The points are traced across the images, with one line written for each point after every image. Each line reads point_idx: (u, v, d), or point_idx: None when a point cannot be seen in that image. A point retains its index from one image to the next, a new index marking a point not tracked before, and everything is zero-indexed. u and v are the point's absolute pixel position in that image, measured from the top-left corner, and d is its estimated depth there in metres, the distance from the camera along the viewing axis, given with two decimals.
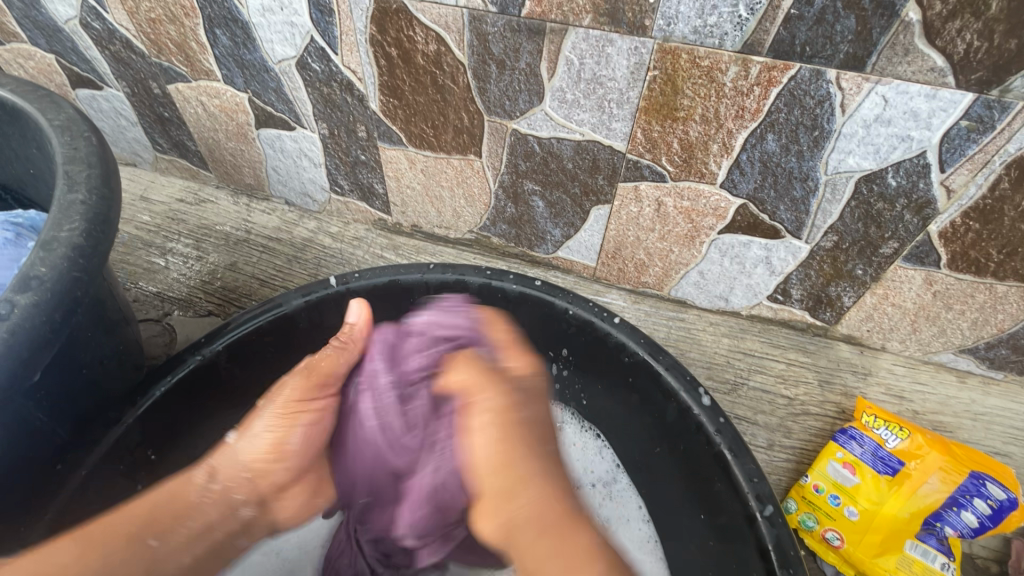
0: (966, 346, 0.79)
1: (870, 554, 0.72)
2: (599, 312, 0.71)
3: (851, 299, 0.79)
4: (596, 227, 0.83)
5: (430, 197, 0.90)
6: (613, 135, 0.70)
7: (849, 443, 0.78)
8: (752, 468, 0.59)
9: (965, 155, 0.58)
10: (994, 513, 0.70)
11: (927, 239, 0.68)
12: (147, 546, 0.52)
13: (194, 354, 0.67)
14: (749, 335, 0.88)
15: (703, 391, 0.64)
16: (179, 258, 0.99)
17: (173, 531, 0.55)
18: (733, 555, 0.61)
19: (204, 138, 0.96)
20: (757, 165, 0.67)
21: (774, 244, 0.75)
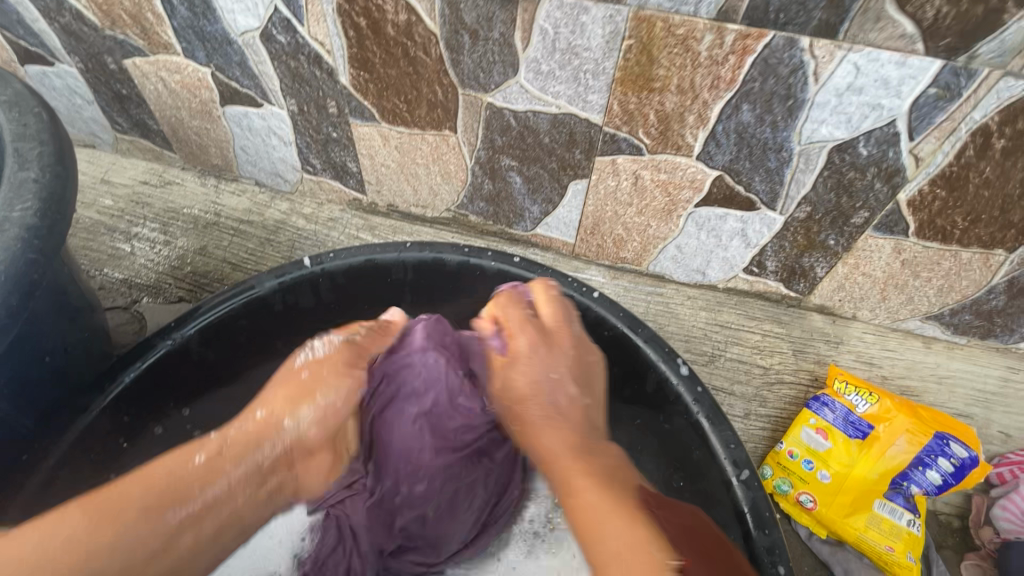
0: (932, 313, 0.81)
1: (841, 514, 0.75)
2: (577, 288, 0.70)
3: (824, 270, 0.80)
4: (574, 202, 0.83)
5: (405, 176, 0.88)
6: (589, 107, 0.69)
7: (822, 409, 0.79)
8: (729, 434, 0.60)
9: (933, 123, 0.59)
10: (957, 470, 0.74)
11: (896, 208, 0.69)
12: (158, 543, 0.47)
13: (164, 339, 0.65)
14: (726, 308, 0.89)
15: (680, 361, 0.65)
16: (145, 243, 0.96)
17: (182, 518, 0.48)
18: (711, 519, 0.62)
19: (166, 117, 0.92)
20: (732, 136, 0.67)
21: (749, 215, 0.76)
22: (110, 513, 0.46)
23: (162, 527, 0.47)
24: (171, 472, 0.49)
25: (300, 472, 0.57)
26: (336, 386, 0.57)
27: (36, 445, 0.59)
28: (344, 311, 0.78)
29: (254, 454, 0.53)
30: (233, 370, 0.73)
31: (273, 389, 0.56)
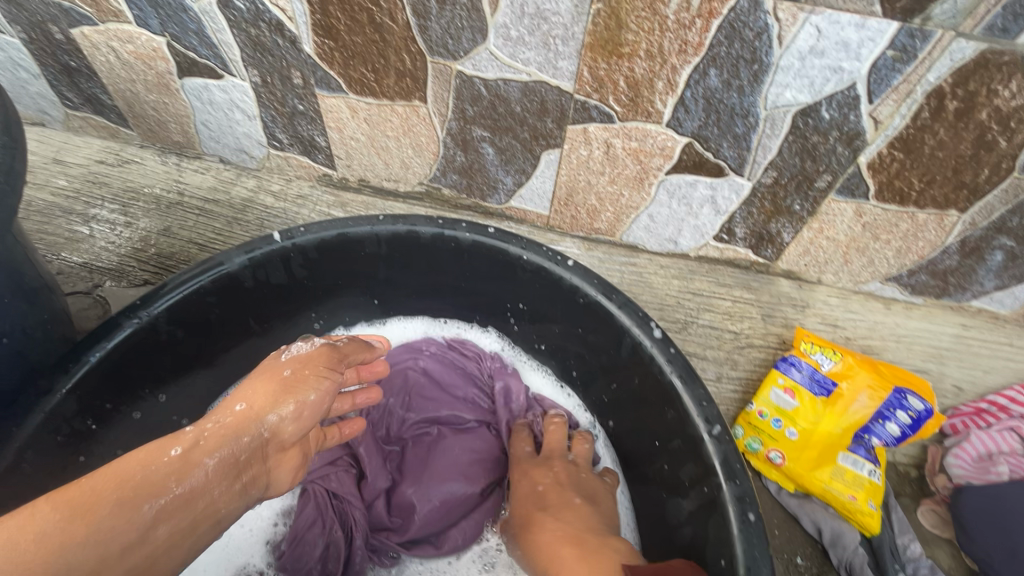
0: (891, 274, 0.85)
1: (808, 468, 0.79)
2: (552, 257, 0.71)
3: (790, 235, 0.83)
4: (547, 173, 0.83)
5: (376, 149, 0.86)
6: (559, 75, 0.69)
7: (789, 369, 0.82)
8: (702, 392, 0.61)
9: (891, 86, 0.61)
10: (914, 421, 0.78)
11: (857, 171, 0.71)
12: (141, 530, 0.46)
13: (129, 317, 0.62)
14: (698, 275, 0.91)
15: (654, 325, 0.66)
16: (105, 225, 0.92)
17: (166, 507, 0.48)
18: (684, 476, 0.63)
19: (121, 91, 0.88)
20: (700, 102, 0.68)
21: (718, 182, 0.77)
22: (85, 510, 0.44)
23: (140, 519, 0.46)
24: (145, 470, 0.48)
25: (272, 465, 0.59)
26: (317, 383, 0.63)
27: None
28: (317, 286, 0.77)
29: (234, 444, 0.55)
30: (203, 348, 0.72)
31: (255, 387, 0.60)
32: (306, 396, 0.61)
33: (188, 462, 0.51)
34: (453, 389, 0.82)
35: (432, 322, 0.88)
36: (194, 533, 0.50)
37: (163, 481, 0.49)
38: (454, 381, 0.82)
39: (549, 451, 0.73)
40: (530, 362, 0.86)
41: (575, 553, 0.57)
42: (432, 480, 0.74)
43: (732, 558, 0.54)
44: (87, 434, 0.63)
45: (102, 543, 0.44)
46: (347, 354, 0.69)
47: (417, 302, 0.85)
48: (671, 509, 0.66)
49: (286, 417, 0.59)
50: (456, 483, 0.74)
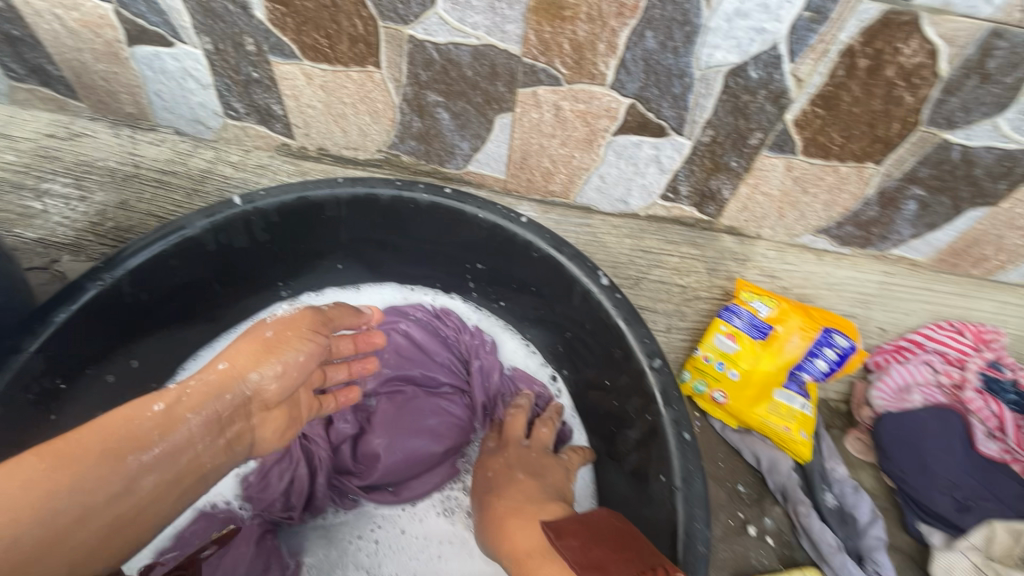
0: (821, 226, 0.92)
1: (747, 404, 0.86)
2: (506, 214, 0.75)
3: (729, 192, 0.89)
4: (501, 136, 0.86)
5: (333, 116, 0.88)
6: (507, 38, 0.72)
7: (731, 317, 0.88)
8: (644, 331, 0.67)
9: (808, 45, 0.67)
10: (840, 357, 0.85)
11: (785, 127, 0.77)
12: (133, 480, 0.56)
13: (93, 280, 0.64)
14: (648, 234, 0.96)
15: (601, 273, 0.71)
16: (59, 200, 0.92)
17: (152, 460, 0.58)
18: (630, 407, 0.69)
19: (68, 61, 0.87)
20: (640, 63, 0.72)
21: (661, 142, 0.82)
22: (74, 458, 0.53)
23: (127, 469, 0.56)
24: (128, 425, 0.57)
25: (256, 421, 0.68)
26: (300, 345, 0.69)
27: None
28: (280, 250, 0.79)
29: (213, 403, 0.63)
30: (169, 311, 0.74)
31: (243, 350, 0.67)
32: (290, 360, 0.68)
33: (171, 416, 0.60)
34: (433, 355, 0.87)
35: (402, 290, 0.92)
36: (179, 484, 0.60)
37: (148, 435, 0.58)
38: (434, 346, 0.87)
39: (507, 436, 0.78)
40: (507, 331, 0.90)
41: (528, 518, 0.64)
42: (402, 434, 0.80)
43: (670, 472, 0.60)
44: (58, 392, 0.65)
45: (93, 488, 0.53)
46: (334, 319, 0.75)
47: (384, 268, 0.88)
48: (621, 440, 0.72)
49: (268, 382, 0.67)
50: (422, 440, 0.80)
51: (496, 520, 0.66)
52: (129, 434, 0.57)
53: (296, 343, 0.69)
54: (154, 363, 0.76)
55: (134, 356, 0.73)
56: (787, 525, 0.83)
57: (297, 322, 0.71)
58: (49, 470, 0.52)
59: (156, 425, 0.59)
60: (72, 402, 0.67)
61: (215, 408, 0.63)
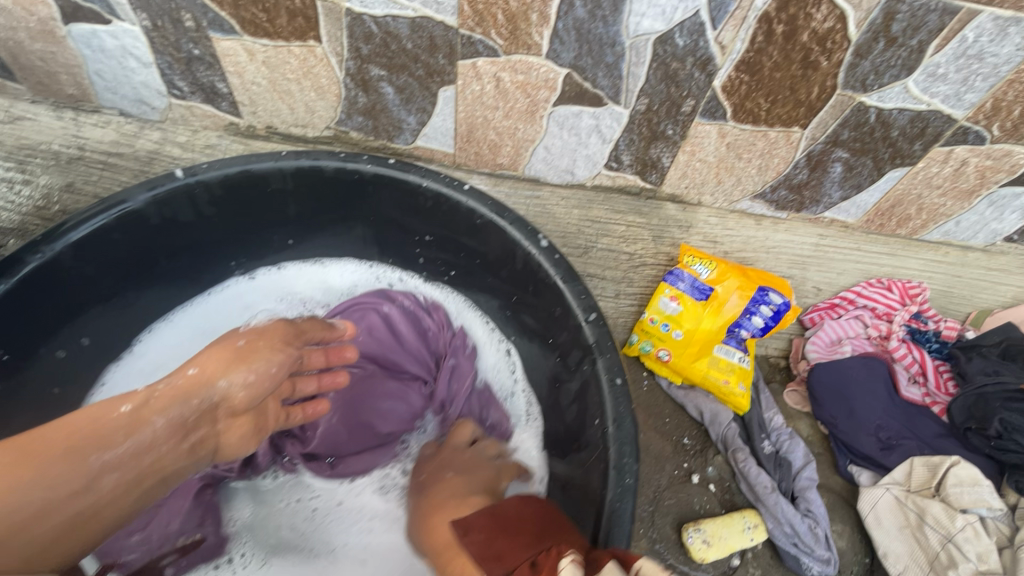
0: (757, 192, 0.96)
1: (690, 360, 0.91)
2: (449, 183, 0.77)
3: (669, 160, 0.92)
4: (446, 110, 0.88)
5: (279, 93, 0.89)
6: (443, 10, 0.74)
7: (674, 280, 0.92)
8: (581, 288, 0.71)
9: (728, 12, 0.71)
10: (775, 314, 0.90)
11: (714, 94, 0.81)
12: (89, 484, 0.56)
13: (32, 253, 0.64)
14: (596, 204, 0.99)
15: (541, 236, 0.74)
16: (2, 184, 0.93)
17: (113, 462, 0.57)
18: (569, 361, 0.72)
19: (3, 41, 0.85)
20: (572, 32, 0.75)
21: (600, 111, 0.85)
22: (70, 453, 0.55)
23: (88, 468, 0.55)
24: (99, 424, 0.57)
25: (222, 429, 0.64)
26: (271, 355, 0.66)
27: None
28: (227, 225, 0.80)
29: (181, 406, 0.60)
30: (115, 284, 0.75)
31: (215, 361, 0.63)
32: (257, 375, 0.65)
33: (136, 418, 0.58)
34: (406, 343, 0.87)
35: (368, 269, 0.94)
36: (140, 484, 0.59)
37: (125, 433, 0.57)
38: (411, 335, 0.87)
39: (449, 441, 0.79)
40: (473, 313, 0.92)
41: (448, 512, 0.63)
42: (359, 417, 0.82)
43: (603, 416, 0.64)
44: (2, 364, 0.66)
45: (51, 487, 0.53)
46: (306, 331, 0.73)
47: (337, 243, 0.90)
48: (562, 391, 0.76)
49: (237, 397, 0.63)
50: (376, 425, 0.83)
51: (425, 514, 0.66)
52: (89, 435, 0.56)
53: (268, 353, 0.66)
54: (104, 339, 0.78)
55: (84, 333, 0.75)
56: (728, 472, 0.90)
57: (270, 334, 0.68)
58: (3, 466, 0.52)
59: (118, 427, 0.57)
60: (18, 373, 0.68)
61: (181, 413, 0.60)
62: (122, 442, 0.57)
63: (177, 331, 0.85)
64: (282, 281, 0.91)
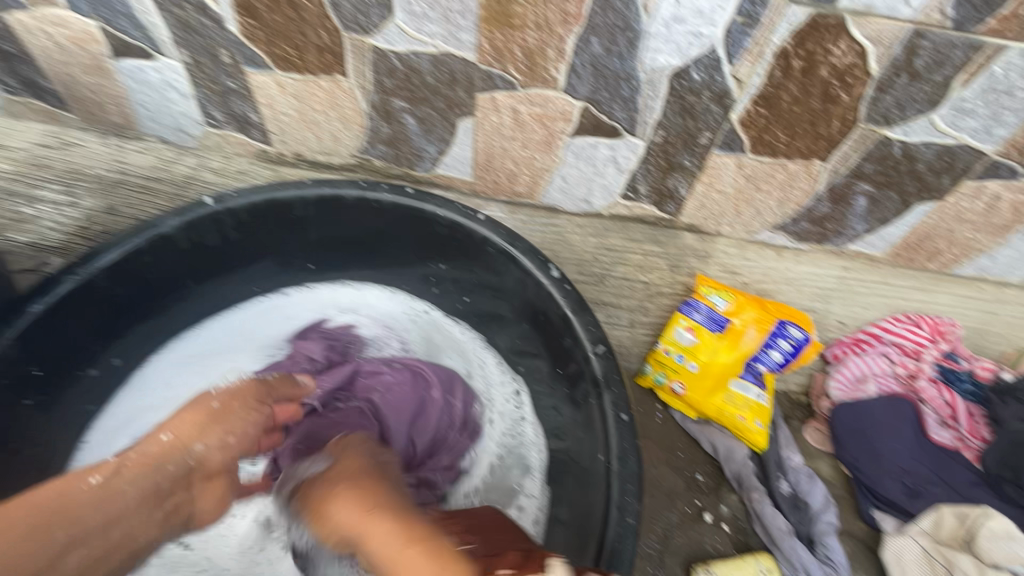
0: (778, 223, 0.94)
1: (704, 394, 0.90)
2: (464, 212, 0.78)
3: (686, 190, 0.92)
4: (465, 140, 0.90)
5: (307, 123, 0.92)
6: (463, 46, 0.76)
7: (690, 311, 0.91)
8: (591, 319, 0.71)
9: (745, 48, 0.71)
10: (794, 348, 0.88)
11: (731, 127, 0.81)
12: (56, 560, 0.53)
13: (69, 274, 0.68)
14: (612, 233, 0.99)
15: (552, 266, 0.74)
16: (50, 207, 0.99)
17: (84, 536, 0.56)
18: (577, 392, 0.72)
19: (59, 74, 0.92)
20: (589, 67, 0.76)
21: (616, 143, 0.86)
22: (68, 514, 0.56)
23: (53, 545, 0.54)
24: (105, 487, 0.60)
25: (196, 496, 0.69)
26: (245, 416, 0.72)
27: None
28: (251, 249, 0.82)
29: (157, 473, 0.64)
30: (144, 304, 0.78)
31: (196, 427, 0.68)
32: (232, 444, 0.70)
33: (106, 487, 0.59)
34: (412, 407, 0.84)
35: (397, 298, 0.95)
36: (107, 557, 0.58)
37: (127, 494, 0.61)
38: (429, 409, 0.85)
39: None
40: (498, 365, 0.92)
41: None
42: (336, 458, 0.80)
43: (608, 451, 0.63)
44: (35, 379, 0.68)
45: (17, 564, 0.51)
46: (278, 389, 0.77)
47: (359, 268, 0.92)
48: (569, 420, 0.75)
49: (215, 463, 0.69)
50: None
51: None
52: (60, 509, 0.56)
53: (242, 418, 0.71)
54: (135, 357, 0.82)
55: (115, 355, 0.78)
56: (741, 512, 0.88)
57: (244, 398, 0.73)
58: None
59: (88, 497, 0.58)
60: (51, 388, 0.71)
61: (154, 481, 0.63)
62: (93, 515, 0.57)
63: (211, 335, 0.88)
64: (322, 295, 0.93)
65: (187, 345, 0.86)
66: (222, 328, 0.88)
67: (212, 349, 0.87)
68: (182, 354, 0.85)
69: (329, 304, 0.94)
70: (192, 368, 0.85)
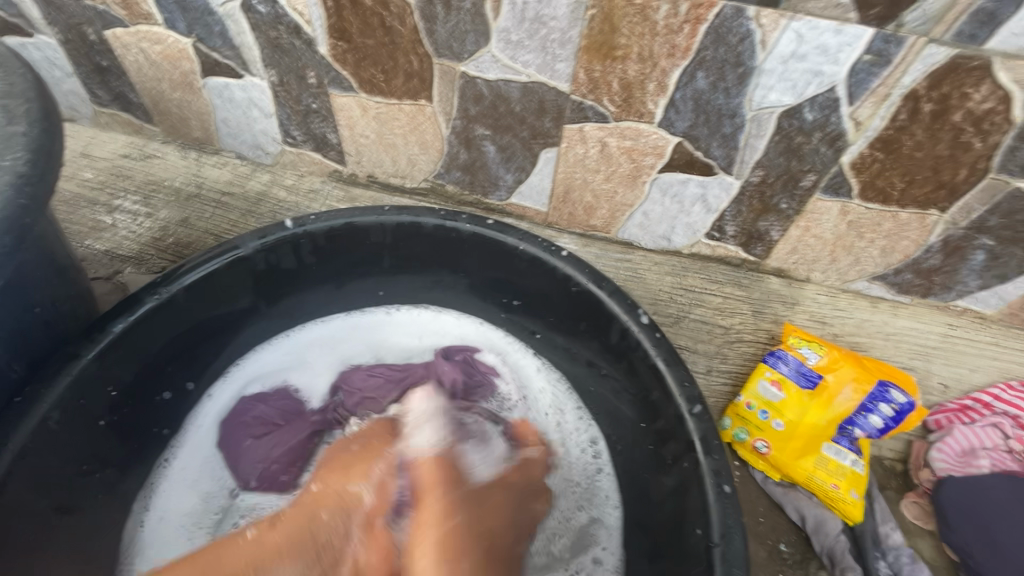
0: (878, 273, 0.88)
1: (793, 457, 0.81)
2: (547, 247, 0.74)
3: (778, 233, 0.86)
4: (545, 170, 0.87)
5: (384, 146, 0.91)
6: (557, 76, 0.73)
7: (777, 363, 0.85)
8: (684, 374, 0.64)
9: (869, 89, 0.65)
10: (896, 414, 0.80)
11: (841, 170, 0.74)
12: None
13: (151, 294, 0.65)
14: (690, 272, 0.95)
15: (641, 312, 0.69)
16: (127, 215, 0.97)
17: None
18: (666, 452, 0.65)
19: (148, 89, 0.94)
20: (690, 102, 0.72)
21: (709, 180, 0.81)
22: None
23: None
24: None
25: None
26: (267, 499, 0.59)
27: (27, 388, 0.58)
28: (325, 274, 0.79)
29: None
30: (218, 326, 0.75)
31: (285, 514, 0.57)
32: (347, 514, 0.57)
33: None
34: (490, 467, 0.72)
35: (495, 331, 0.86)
36: None
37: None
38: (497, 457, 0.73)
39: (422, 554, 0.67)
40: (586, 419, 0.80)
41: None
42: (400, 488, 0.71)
43: (708, 527, 0.57)
44: (110, 400, 0.65)
45: None
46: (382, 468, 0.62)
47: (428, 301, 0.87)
48: (652, 480, 0.69)
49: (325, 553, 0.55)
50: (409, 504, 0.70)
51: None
52: None
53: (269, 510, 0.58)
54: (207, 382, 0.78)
55: (189, 380, 0.75)
56: None
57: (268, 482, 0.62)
58: None
59: None
60: (123, 410, 0.67)
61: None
62: None
63: (299, 343, 0.83)
64: (421, 318, 0.87)
65: (296, 339, 0.83)
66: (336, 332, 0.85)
67: (319, 348, 0.84)
68: (286, 350, 0.82)
69: (427, 329, 0.87)
70: (295, 361, 0.82)
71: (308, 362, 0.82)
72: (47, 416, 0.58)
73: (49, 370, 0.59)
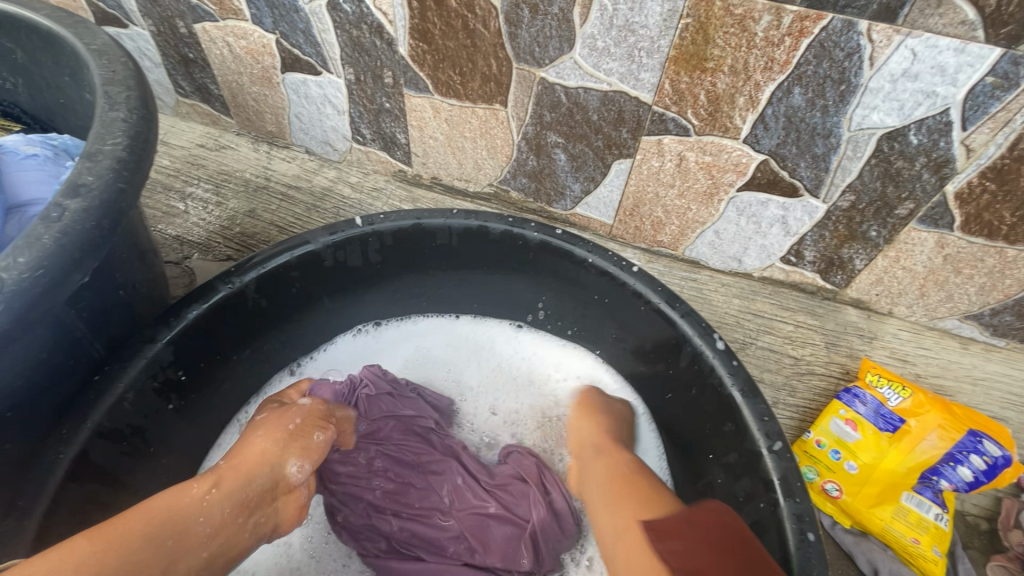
0: (971, 312, 0.82)
1: (867, 504, 0.76)
2: (617, 262, 0.71)
3: (862, 262, 0.82)
4: (616, 182, 0.85)
5: (452, 149, 0.91)
6: (640, 86, 0.70)
7: (853, 401, 0.79)
8: (763, 407, 0.61)
9: (988, 113, 0.60)
10: (989, 468, 0.73)
11: (943, 200, 0.69)
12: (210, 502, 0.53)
13: (224, 282, 0.66)
14: (760, 296, 0.90)
15: (717, 337, 0.65)
16: (198, 203, 0.99)
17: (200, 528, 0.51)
18: (739, 489, 0.62)
19: (228, 82, 0.96)
20: (781, 119, 0.68)
21: (791, 203, 0.77)
22: (114, 545, 0.46)
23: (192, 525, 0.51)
24: (174, 509, 0.51)
25: (278, 506, 0.59)
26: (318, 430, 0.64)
27: (106, 367, 0.60)
28: (390, 274, 0.79)
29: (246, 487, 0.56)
30: (285, 320, 0.75)
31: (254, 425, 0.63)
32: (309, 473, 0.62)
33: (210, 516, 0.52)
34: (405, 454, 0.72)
35: (583, 360, 0.83)
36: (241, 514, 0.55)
37: (177, 534, 0.50)
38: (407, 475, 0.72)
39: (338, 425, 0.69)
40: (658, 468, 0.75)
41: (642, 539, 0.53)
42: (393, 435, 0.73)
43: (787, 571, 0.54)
44: (179, 385, 0.66)
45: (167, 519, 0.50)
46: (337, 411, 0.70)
47: (486, 307, 0.85)
48: None
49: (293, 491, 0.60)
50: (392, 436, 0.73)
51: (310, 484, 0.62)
52: (169, 521, 0.50)
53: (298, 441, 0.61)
54: (266, 380, 0.77)
55: (254, 375, 0.76)
56: None
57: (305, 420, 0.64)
58: (191, 511, 0.52)
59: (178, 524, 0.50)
60: (190, 396, 0.68)
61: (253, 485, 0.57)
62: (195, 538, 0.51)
63: (406, 333, 0.85)
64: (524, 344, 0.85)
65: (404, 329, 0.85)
66: (440, 334, 0.86)
67: (422, 345, 0.85)
68: (394, 336, 0.85)
69: (526, 351, 0.85)
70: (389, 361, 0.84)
71: (415, 356, 0.85)
72: (122, 396, 0.59)
73: (126, 351, 0.60)
